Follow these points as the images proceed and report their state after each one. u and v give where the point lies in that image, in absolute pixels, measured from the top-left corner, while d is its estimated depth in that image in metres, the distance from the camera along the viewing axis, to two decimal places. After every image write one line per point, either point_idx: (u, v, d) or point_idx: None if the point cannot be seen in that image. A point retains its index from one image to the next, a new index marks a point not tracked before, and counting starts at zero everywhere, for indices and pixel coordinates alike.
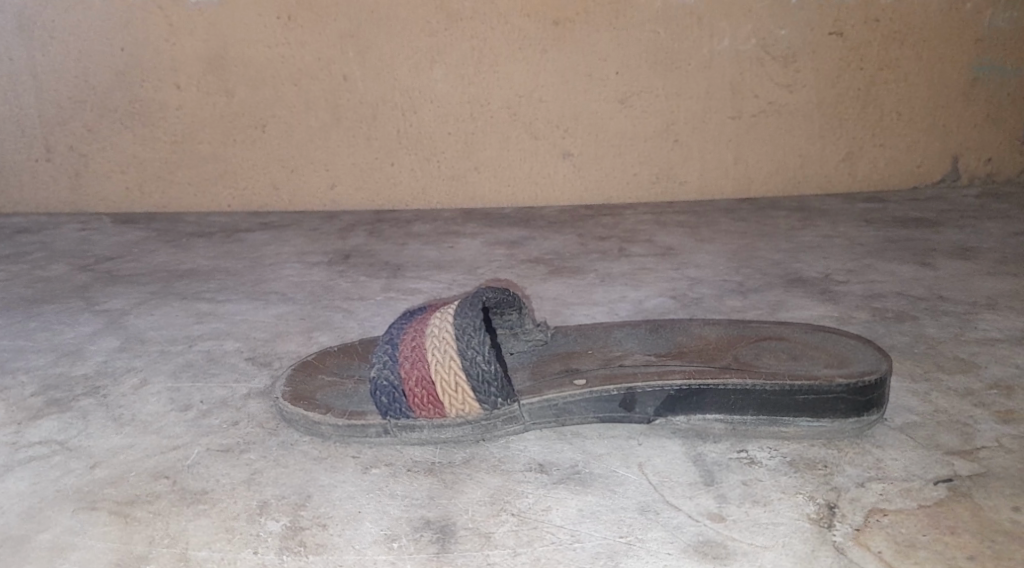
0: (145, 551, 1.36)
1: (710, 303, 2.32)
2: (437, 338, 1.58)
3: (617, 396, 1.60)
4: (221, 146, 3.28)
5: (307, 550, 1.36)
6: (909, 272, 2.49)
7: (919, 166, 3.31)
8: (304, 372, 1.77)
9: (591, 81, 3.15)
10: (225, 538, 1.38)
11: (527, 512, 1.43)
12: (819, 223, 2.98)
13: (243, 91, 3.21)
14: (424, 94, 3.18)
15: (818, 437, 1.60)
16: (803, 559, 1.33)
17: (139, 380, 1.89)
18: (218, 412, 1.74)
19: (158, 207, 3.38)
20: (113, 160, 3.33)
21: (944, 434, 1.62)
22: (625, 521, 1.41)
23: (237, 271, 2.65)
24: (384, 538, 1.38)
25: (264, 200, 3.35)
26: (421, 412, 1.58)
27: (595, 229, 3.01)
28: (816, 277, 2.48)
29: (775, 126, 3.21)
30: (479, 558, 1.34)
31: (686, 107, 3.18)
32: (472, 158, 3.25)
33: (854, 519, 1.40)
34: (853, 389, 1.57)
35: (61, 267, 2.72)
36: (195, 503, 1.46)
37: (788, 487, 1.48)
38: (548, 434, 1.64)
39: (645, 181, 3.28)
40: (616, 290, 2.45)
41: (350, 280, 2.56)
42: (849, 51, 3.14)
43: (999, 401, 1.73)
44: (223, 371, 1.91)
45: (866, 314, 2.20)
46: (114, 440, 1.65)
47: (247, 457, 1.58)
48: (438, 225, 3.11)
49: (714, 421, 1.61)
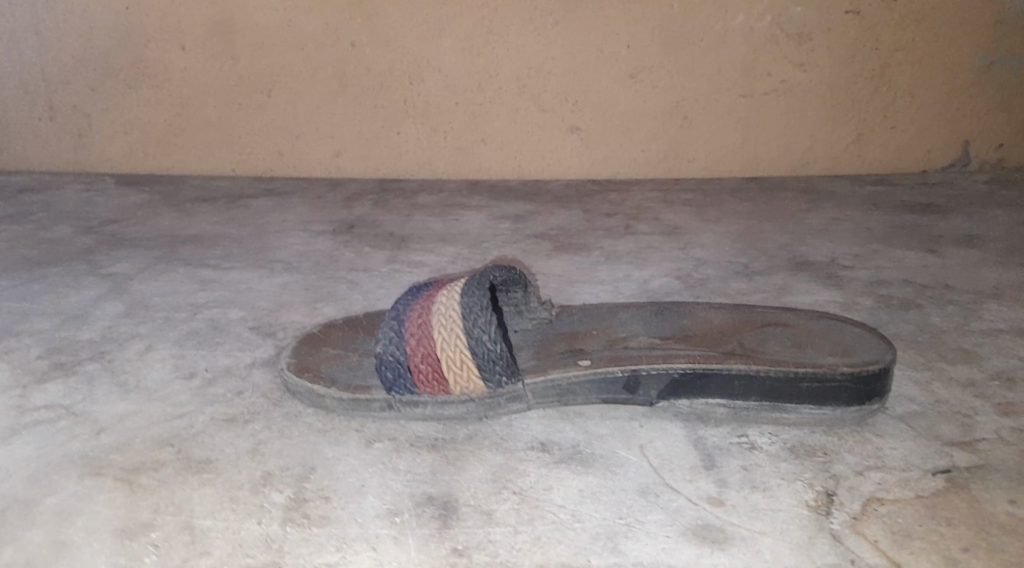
0: (150, 519, 1.37)
1: (715, 285, 2.32)
2: (443, 315, 1.58)
3: (621, 377, 1.61)
4: (227, 109, 3.27)
5: (311, 522, 1.37)
6: (914, 260, 2.49)
7: (927, 151, 3.29)
8: (309, 344, 1.78)
9: (602, 55, 3.13)
10: (229, 508, 1.40)
11: (528, 491, 1.45)
12: (826, 207, 2.97)
13: (250, 55, 3.20)
14: (432, 62, 3.16)
15: (819, 424, 1.61)
16: (800, 545, 1.35)
17: (143, 346, 1.89)
18: (222, 380, 1.75)
19: (162, 169, 3.38)
20: (117, 121, 3.32)
21: (943, 425, 1.63)
22: (626, 502, 1.42)
23: (242, 238, 2.65)
24: (387, 513, 1.39)
25: (270, 165, 3.34)
26: (426, 389, 1.59)
27: (602, 206, 3.01)
28: (821, 262, 2.49)
29: (785, 107, 3.20)
30: (481, 535, 1.35)
31: (696, 85, 3.17)
32: (480, 130, 3.24)
33: (852, 507, 1.42)
34: (857, 378, 1.58)
35: (65, 229, 2.72)
36: (200, 472, 1.47)
37: (788, 473, 1.49)
38: (551, 413, 1.65)
39: (653, 158, 3.27)
40: (621, 269, 2.45)
41: (355, 250, 2.56)
42: (863, 32, 3.12)
43: (999, 393, 1.74)
44: (228, 340, 1.92)
45: (870, 300, 2.20)
46: (118, 406, 1.66)
47: (252, 427, 1.59)
48: (444, 197, 3.11)
49: (716, 406, 1.62)
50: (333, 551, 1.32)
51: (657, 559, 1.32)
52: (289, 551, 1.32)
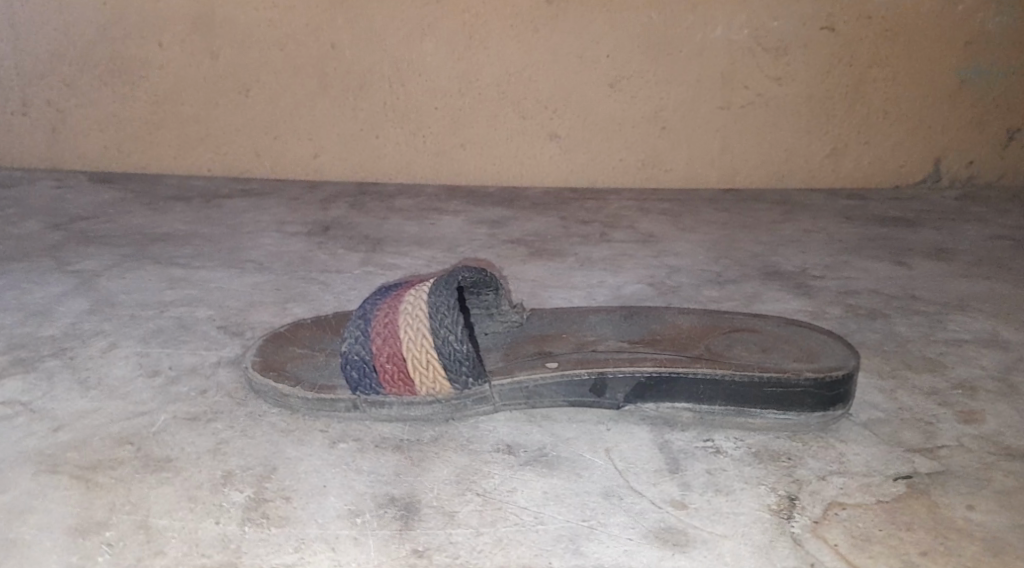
0: (105, 517, 1.36)
1: (686, 292, 2.33)
2: (410, 315, 1.58)
3: (588, 380, 1.61)
4: (204, 109, 3.25)
5: (269, 522, 1.36)
6: (884, 270, 2.50)
7: (901, 164, 3.32)
8: (275, 343, 1.76)
9: (582, 62, 3.14)
10: (187, 507, 1.38)
11: (490, 492, 1.44)
12: (800, 217, 2.99)
13: (228, 55, 3.18)
14: (412, 66, 3.16)
15: (784, 430, 1.61)
16: (761, 548, 1.34)
17: (108, 344, 1.87)
18: (187, 379, 1.73)
19: (136, 169, 3.35)
20: (91, 118, 3.29)
21: (906, 432, 1.63)
22: (588, 505, 1.42)
23: (215, 237, 2.63)
24: (347, 513, 1.38)
25: (246, 166, 3.32)
26: (391, 389, 1.58)
27: (577, 213, 3.01)
28: (793, 271, 2.50)
29: (762, 118, 3.22)
30: (442, 537, 1.34)
31: (674, 94, 3.18)
32: (459, 135, 3.24)
33: (814, 511, 1.42)
34: (821, 384, 1.58)
35: (34, 226, 2.69)
36: (159, 470, 1.46)
37: (751, 478, 1.49)
38: (518, 415, 1.64)
39: (630, 166, 3.28)
40: (594, 275, 2.45)
41: (328, 252, 2.55)
42: (839, 46, 3.14)
43: (963, 401, 1.75)
44: (194, 339, 1.90)
45: (839, 309, 2.21)
46: (79, 403, 1.64)
47: (214, 426, 1.58)
48: (420, 201, 3.10)
49: (683, 410, 1.62)
50: (291, 551, 1.31)
51: (618, 561, 1.32)
52: (245, 550, 1.30)
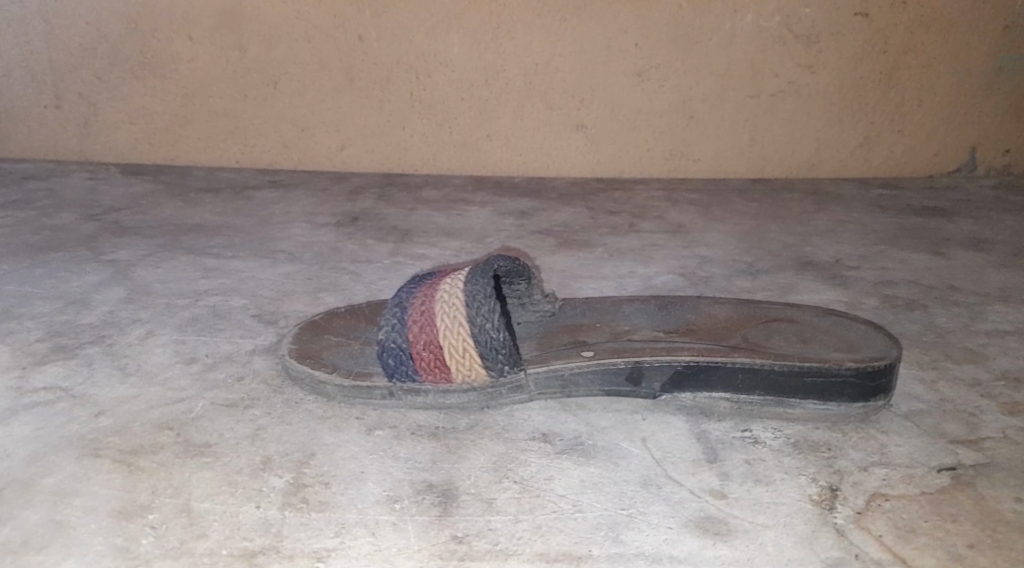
0: (148, 500, 1.36)
1: (719, 283, 2.31)
2: (447, 304, 1.57)
3: (624, 369, 1.60)
4: (233, 100, 3.26)
5: (310, 507, 1.36)
6: (920, 261, 2.47)
7: (935, 155, 3.28)
8: (310, 332, 1.76)
9: (610, 52, 3.12)
10: (228, 492, 1.38)
11: (529, 481, 1.43)
12: (833, 208, 2.96)
13: (256, 45, 3.19)
14: (440, 56, 3.16)
15: (823, 420, 1.60)
16: (804, 538, 1.33)
17: (144, 331, 1.88)
18: (223, 366, 1.74)
19: (166, 159, 3.37)
20: (122, 110, 3.31)
21: (949, 423, 1.61)
22: (628, 493, 1.41)
23: (245, 228, 2.64)
24: (386, 499, 1.38)
25: (274, 157, 3.33)
26: (427, 377, 1.58)
27: (607, 203, 3.00)
28: (827, 262, 2.47)
29: (793, 108, 3.19)
30: (481, 523, 1.34)
31: (704, 84, 3.16)
32: (486, 126, 3.23)
33: (856, 502, 1.41)
34: (861, 374, 1.57)
35: (68, 216, 2.71)
36: (199, 455, 1.46)
37: (791, 468, 1.48)
38: (553, 404, 1.64)
39: (659, 157, 3.26)
40: (625, 265, 2.44)
41: (358, 242, 2.55)
42: (872, 35, 3.11)
43: (1005, 392, 1.73)
44: (229, 327, 1.91)
45: (875, 300, 2.19)
46: (117, 389, 1.65)
47: (252, 412, 1.58)
48: (448, 192, 3.09)
49: (720, 400, 1.61)
50: (332, 536, 1.31)
51: (658, 549, 1.31)
52: (286, 534, 1.31)
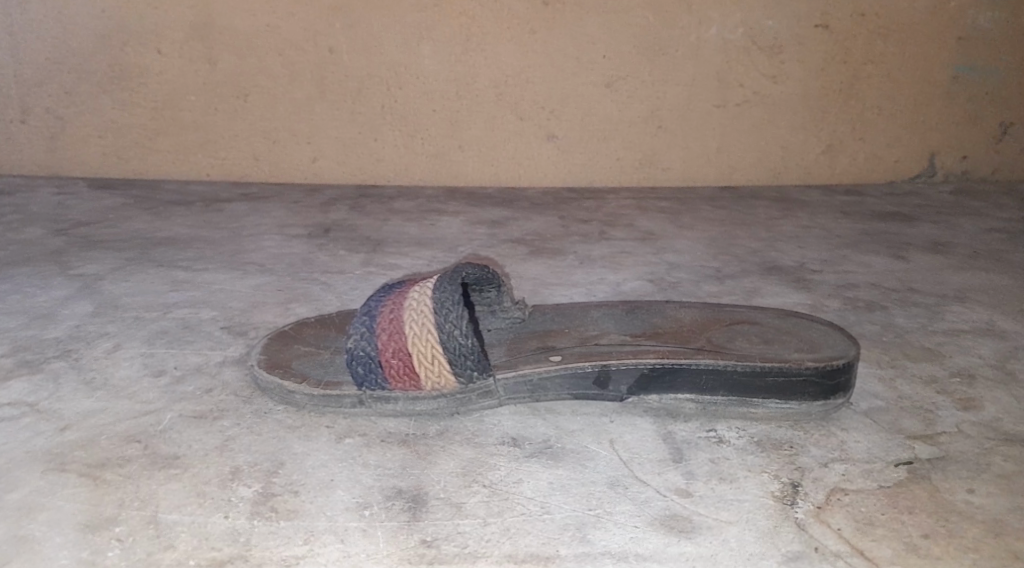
0: (114, 513, 1.36)
1: (688, 288, 2.33)
2: (415, 311, 1.58)
3: (591, 372, 1.61)
4: (203, 115, 3.26)
5: (278, 515, 1.36)
6: (882, 263, 2.52)
7: (897, 161, 3.33)
8: (280, 342, 1.77)
9: (579, 63, 3.15)
10: (196, 502, 1.39)
11: (498, 484, 1.45)
12: (798, 213, 3.00)
13: (226, 59, 3.19)
14: (410, 68, 3.17)
15: (785, 419, 1.63)
16: (765, 534, 1.36)
17: (112, 345, 1.88)
18: (192, 378, 1.74)
19: (134, 174, 3.36)
20: (90, 125, 3.30)
21: (906, 419, 1.65)
22: (595, 494, 1.43)
23: (216, 240, 2.64)
24: (356, 505, 1.39)
25: (245, 170, 3.33)
26: (396, 384, 1.59)
27: (578, 212, 3.02)
28: (792, 265, 2.51)
29: (759, 115, 3.23)
30: (450, 527, 1.35)
31: (672, 93, 3.19)
32: (458, 137, 3.25)
33: (817, 497, 1.44)
34: (822, 373, 1.59)
35: (35, 231, 2.70)
36: (166, 467, 1.47)
37: (754, 466, 1.51)
38: (522, 409, 1.65)
39: (628, 165, 3.29)
40: (595, 272, 2.46)
41: (330, 253, 2.56)
42: (834, 44, 3.16)
43: (961, 389, 1.76)
44: (198, 339, 1.91)
45: (838, 302, 2.22)
46: (84, 403, 1.65)
47: (221, 423, 1.59)
48: (420, 203, 3.11)
49: (685, 401, 1.63)
50: (300, 543, 1.31)
51: (625, 548, 1.33)
52: (255, 543, 1.31)
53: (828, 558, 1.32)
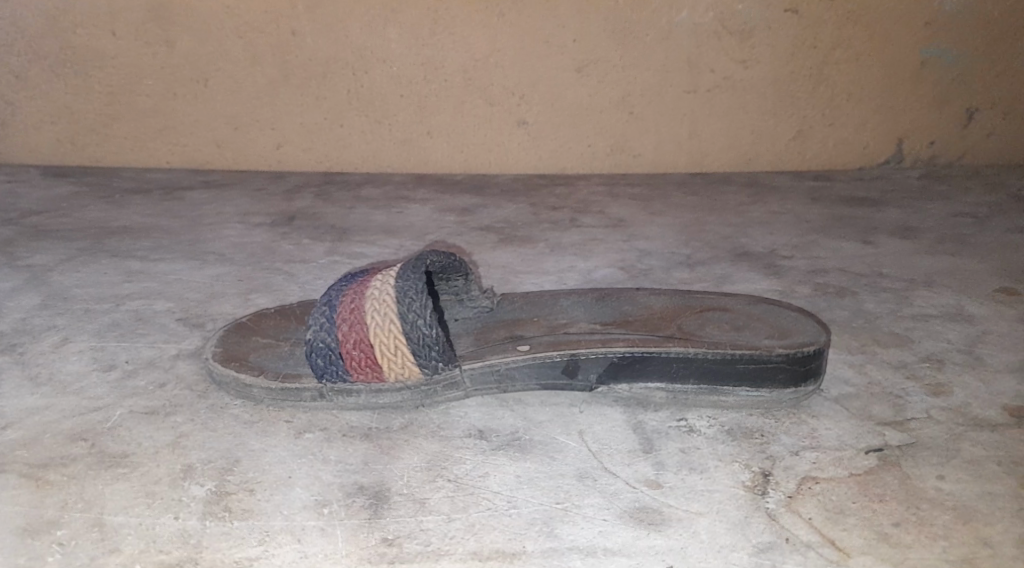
0: (57, 516, 1.30)
1: (658, 275, 2.29)
2: (377, 301, 1.52)
3: (559, 362, 1.57)
4: (161, 100, 3.18)
5: (231, 515, 1.31)
6: (852, 248, 2.49)
7: (866, 145, 3.31)
8: (237, 334, 1.70)
9: (548, 48, 3.09)
10: (144, 503, 1.33)
11: (463, 478, 1.40)
12: (768, 199, 2.97)
13: (185, 43, 3.10)
14: (376, 52, 3.10)
15: (756, 407, 1.59)
16: (735, 525, 1.32)
17: (60, 339, 1.81)
18: (145, 372, 1.68)
19: (91, 161, 3.27)
20: (44, 110, 3.20)
21: (876, 406, 1.62)
22: (562, 487, 1.39)
23: (174, 230, 2.56)
24: (314, 503, 1.34)
25: (206, 157, 3.25)
26: (358, 377, 1.53)
27: (547, 199, 2.97)
28: (762, 251, 2.47)
29: (730, 100, 3.19)
30: (413, 524, 1.30)
31: (642, 78, 3.14)
32: (426, 122, 3.19)
33: (788, 486, 1.40)
34: (793, 359, 1.56)
35: None
36: (114, 467, 1.40)
37: (725, 455, 1.47)
38: (489, 401, 1.60)
39: (598, 151, 3.24)
40: (565, 260, 2.41)
41: (292, 242, 2.49)
42: (804, 28, 3.12)
43: (931, 374, 1.74)
44: (152, 331, 1.84)
45: (808, 288, 2.19)
46: (29, 400, 1.58)
47: (173, 420, 1.52)
48: (387, 190, 3.05)
49: (655, 390, 1.59)
50: (255, 544, 1.26)
51: (593, 543, 1.28)
52: (207, 545, 1.26)
53: (799, 549, 1.28)
